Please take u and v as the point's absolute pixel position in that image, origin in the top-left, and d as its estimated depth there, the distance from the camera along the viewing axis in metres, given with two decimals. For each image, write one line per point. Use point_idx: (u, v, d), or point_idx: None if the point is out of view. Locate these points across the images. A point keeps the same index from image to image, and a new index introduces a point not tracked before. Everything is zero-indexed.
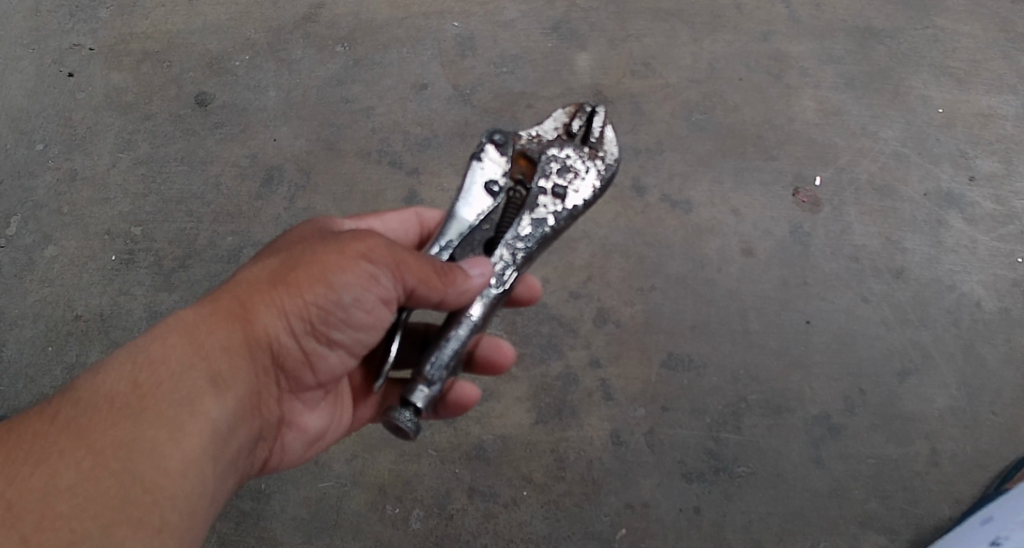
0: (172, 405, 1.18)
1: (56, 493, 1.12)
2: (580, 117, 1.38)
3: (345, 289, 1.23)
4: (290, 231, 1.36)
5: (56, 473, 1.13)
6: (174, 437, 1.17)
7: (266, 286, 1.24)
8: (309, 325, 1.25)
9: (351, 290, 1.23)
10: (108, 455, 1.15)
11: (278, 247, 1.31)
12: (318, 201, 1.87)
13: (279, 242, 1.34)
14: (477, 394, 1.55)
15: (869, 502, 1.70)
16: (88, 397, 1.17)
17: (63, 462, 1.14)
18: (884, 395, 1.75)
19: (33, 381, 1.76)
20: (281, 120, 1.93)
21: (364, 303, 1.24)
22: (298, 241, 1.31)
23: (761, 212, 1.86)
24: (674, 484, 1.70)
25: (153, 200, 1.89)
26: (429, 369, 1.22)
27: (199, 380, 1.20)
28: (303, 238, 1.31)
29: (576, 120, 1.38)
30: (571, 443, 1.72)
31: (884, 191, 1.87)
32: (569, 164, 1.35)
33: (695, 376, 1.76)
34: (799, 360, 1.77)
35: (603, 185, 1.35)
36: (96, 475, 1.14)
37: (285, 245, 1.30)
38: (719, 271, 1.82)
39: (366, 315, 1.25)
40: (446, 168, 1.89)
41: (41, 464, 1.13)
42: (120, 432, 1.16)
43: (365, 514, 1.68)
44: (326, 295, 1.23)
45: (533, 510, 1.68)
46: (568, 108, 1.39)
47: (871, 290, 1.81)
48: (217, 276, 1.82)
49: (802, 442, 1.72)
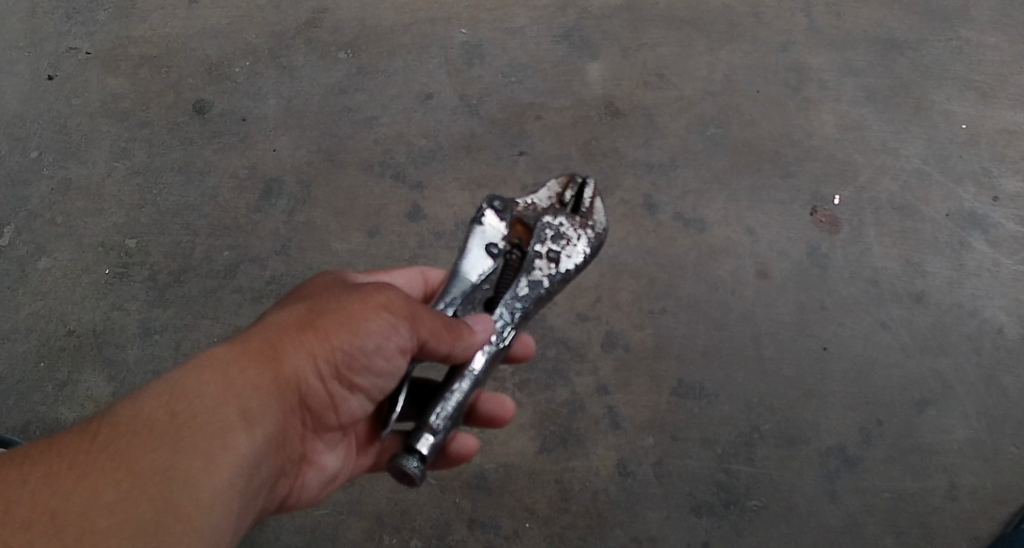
0: (206, 437, 1.03)
1: (91, 512, 0.98)
2: (571, 187, 1.24)
3: (368, 336, 1.10)
4: (314, 283, 1.25)
5: (95, 490, 0.99)
6: (202, 471, 1.02)
7: (298, 322, 1.11)
8: (335, 369, 1.11)
9: (373, 337, 1.10)
10: (135, 485, 1.00)
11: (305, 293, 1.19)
12: (318, 215, 1.75)
13: (304, 291, 1.22)
14: (476, 448, 1.43)
15: (884, 539, 1.57)
16: (121, 418, 1.02)
17: (87, 487, 0.99)
18: (902, 425, 1.62)
19: (24, 396, 1.64)
20: (281, 130, 1.81)
21: (384, 352, 1.11)
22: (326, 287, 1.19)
23: (777, 231, 1.73)
24: (682, 517, 1.57)
25: (148, 212, 1.76)
26: (433, 418, 1.10)
27: (231, 409, 1.05)
28: (334, 285, 1.19)
29: (568, 190, 1.25)
30: (576, 473, 1.59)
31: (905, 211, 1.74)
32: (562, 234, 1.21)
33: (706, 404, 1.63)
34: (815, 389, 1.63)
35: (595, 252, 1.22)
36: (132, 500, 0.99)
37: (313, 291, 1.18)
38: (733, 294, 1.69)
39: (388, 361, 1.12)
40: (451, 182, 1.77)
41: (66, 487, 0.98)
42: (154, 460, 1.01)
43: (363, 544, 1.56)
44: (351, 340, 1.10)
45: (535, 543, 1.56)
46: (560, 178, 1.26)
47: (891, 315, 1.68)
48: (213, 292, 1.70)
49: (815, 475, 1.59)
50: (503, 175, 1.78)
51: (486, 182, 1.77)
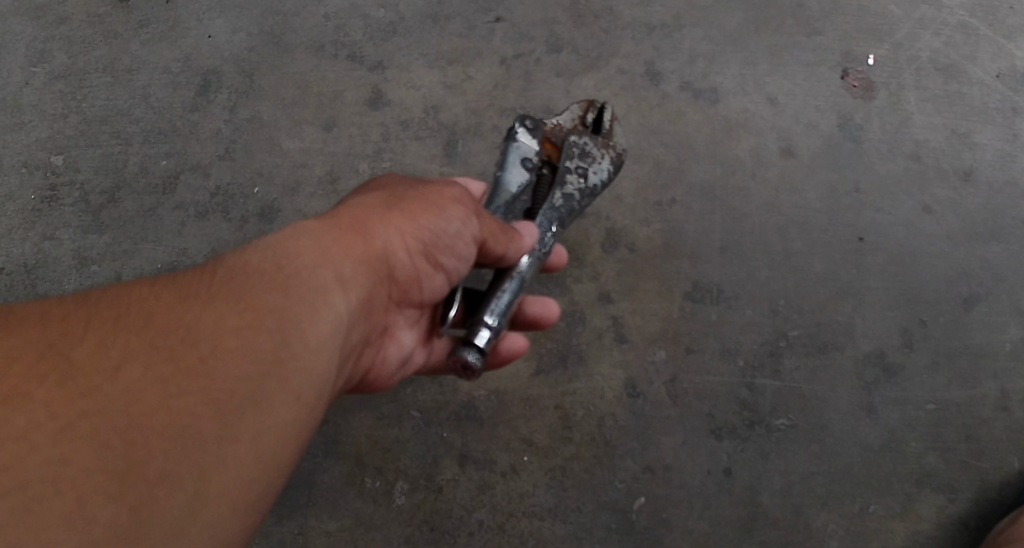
0: (288, 305, 0.99)
1: (136, 380, 0.91)
2: (592, 111, 1.25)
3: (443, 224, 1.10)
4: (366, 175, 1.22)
5: (136, 363, 0.91)
6: (303, 325, 0.98)
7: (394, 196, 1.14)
8: (420, 250, 1.10)
9: (450, 224, 1.10)
10: (244, 328, 0.95)
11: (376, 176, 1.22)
12: (264, 108, 1.50)
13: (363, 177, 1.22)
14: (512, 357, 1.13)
15: (927, 457, 1.37)
16: (207, 278, 0.98)
17: (168, 339, 0.93)
18: (947, 326, 1.40)
19: None
20: (215, 11, 1.54)
21: (459, 242, 1.11)
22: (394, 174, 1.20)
23: (803, 99, 1.46)
24: (701, 442, 1.37)
25: (73, 120, 1.51)
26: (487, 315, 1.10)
27: (330, 269, 1.03)
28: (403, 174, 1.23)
29: (589, 114, 1.25)
30: (579, 396, 1.39)
31: (949, 72, 1.47)
32: (589, 154, 1.22)
33: (726, 309, 1.41)
34: (850, 287, 1.41)
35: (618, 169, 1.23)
36: (190, 370, 0.92)
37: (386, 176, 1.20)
38: (754, 177, 1.44)
39: (464, 245, 1.11)
40: (416, 59, 1.51)
41: (123, 347, 0.92)
42: (225, 322, 0.95)
43: (340, 489, 1.36)
44: (432, 225, 1.10)
45: (536, 479, 1.37)
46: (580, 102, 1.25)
47: (936, 197, 1.43)
48: (151, 211, 1.48)
49: (851, 387, 1.39)
50: (475, 47, 1.50)
51: (456, 58, 1.51)
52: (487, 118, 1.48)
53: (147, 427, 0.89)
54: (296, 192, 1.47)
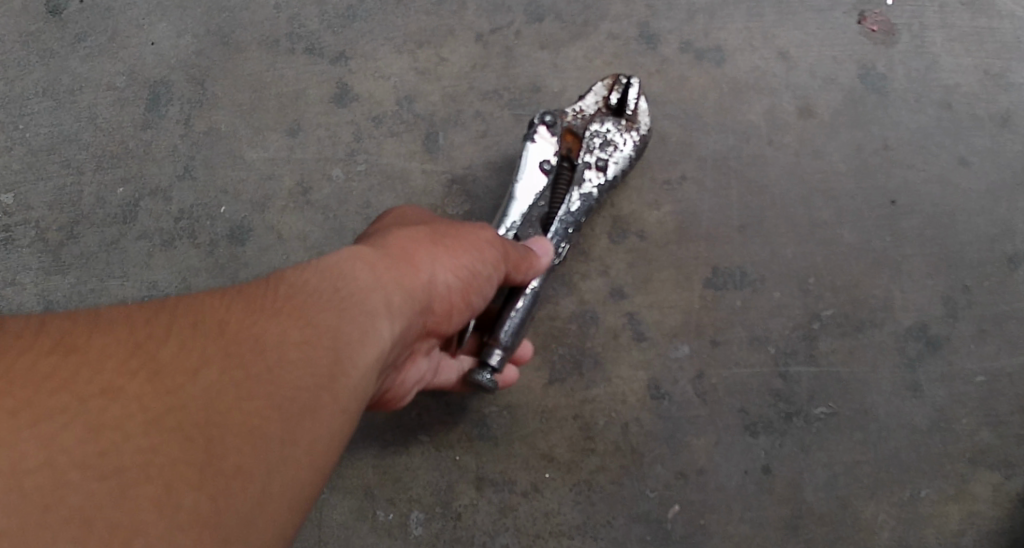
0: (332, 334, 0.84)
1: (160, 395, 0.75)
2: (618, 88, 1.20)
3: (478, 257, 0.98)
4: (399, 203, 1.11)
5: (163, 376, 0.76)
6: (354, 348, 0.84)
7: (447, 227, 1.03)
8: (460, 283, 0.97)
9: (484, 260, 0.99)
10: (299, 346, 0.81)
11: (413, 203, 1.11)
12: (220, 118, 1.36)
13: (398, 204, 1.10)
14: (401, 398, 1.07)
15: (981, 433, 1.21)
16: (240, 297, 0.83)
17: (196, 358, 0.78)
18: (994, 290, 1.24)
19: None
20: (157, 13, 1.40)
21: (489, 277, 1.00)
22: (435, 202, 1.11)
23: (819, 50, 1.31)
24: (735, 440, 1.22)
25: (17, 152, 1.37)
26: (502, 333, 1.09)
27: (380, 294, 0.89)
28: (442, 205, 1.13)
29: (614, 91, 1.20)
30: (598, 405, 1.22)
31: (977, 6, 1.31)
32: (611, 139, 1.19)
33: (753, 293, 1.24)
34: (890, 258, 1.25)
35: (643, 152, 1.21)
36: (220, 396, 0.77)
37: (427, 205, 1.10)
38: (771, 143, 1.28)
39: (490, 283, 1.01)
40: (381, 45, 1.36)
41: (143, 364, 0.76)
42: (259, 341, 0.80)
43: (352, 525, 1.21)
44: (471, 259, 0.98)
45: (560, 496, 1.21)
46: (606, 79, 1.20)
47: (971, 147, 1.27)
48: (114, 243, 1.33)
49: (893, 366, 1.23)
50: (447, 25, 1.36)
51: (426, 39, 1.36)
52: (467, 104, 1.33)
53: (195, 448, 0.74)
54: (266, 207, 1.33)
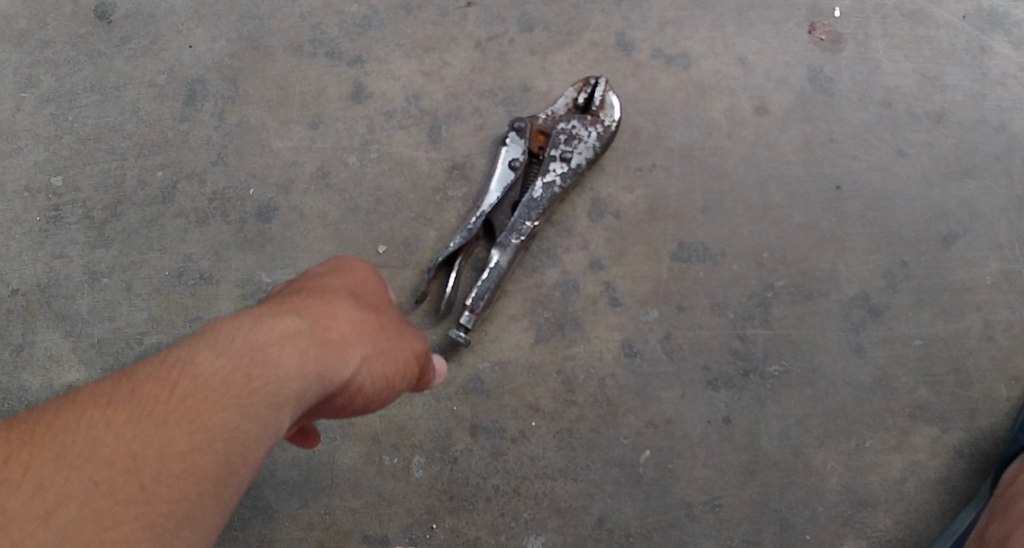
0: (250, 426, 0.95)
1: (96, 475, 0.90)
2: (585, 90, 1.56)
3: (385, 367, 1.07)
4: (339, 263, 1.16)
5: (101, 460, 0.90)
6: (250, 445, 0.95)
7: (354, 309, 1.07)
8: (376, 384, 1.07)
9: (393, 373, 1.09)
10: (230, 433, 0.94)
11: (351, 268, 1.15)
12: (250, 112, 1.64)
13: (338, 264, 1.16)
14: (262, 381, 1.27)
15: (919, 390, 1.53)
16: (177, 381, 0.94)
17: (133, 445, 0.91)
18: (929, 265, 1.55)
19: None
20: (193, 21, 1.67)
21: (392, 385, 1.09)
22: (368, 276, 1.15)
23: (772, 57, 1.62)
24: (700, 393, 1.52)
25: (67, 140, 1.64)
26: (473, 300, 1.50)
27: (297, 384, 0.98)
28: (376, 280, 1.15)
29: (582, 93, 1.57)
30: (578, 360, 1.53)
31: (916, 18, 1.64)
32: (574, 134, 1.54)
33: (713, 265, 1.55)
34: (833, 234, 1.56)
35: (602, 144, 1.54)
36: (145, 479, 0.91)
37: (365, 279, 1.14)
38: (730, 137, 1.59)
39: (396, 387, 1.11)
40: (394, 51, 1.65)
41: (89, 443, 0.91)
42: (186, 434, 0.92)
43: (360, 468, 1.51)
44: (403, 353, 1.10)
45: (545, 442, 1.51)
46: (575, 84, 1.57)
47: (909, 140, 1.59)
48: (153, 221, 1.61)
49: (837, 329, 1.54)
50: (450, 32, 1.65)
51: (433, 45, 1.65)
52: (466, 101, 1.63)
53: (104, 526, 0.89)
54: (289, 189, 1.61)
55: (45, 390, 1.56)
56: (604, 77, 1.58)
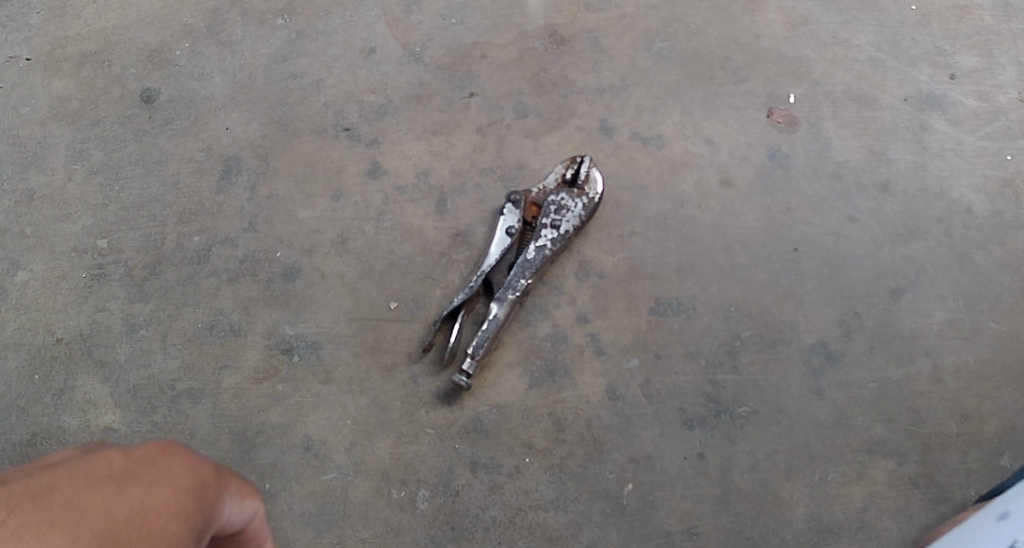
0: None
1: None
2: (572, 167, 1.77)
3: None
4: (164, 451, 1.12)
5: None
6: None
7: (101, 534, 1.04)
8: None
9: None
10: None
11: (175, 460, 1.12)
12: (280, 186, 1.83)
13: (159, 455, 1.12)
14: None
15: (875, 427, 1.66)
16: None
17: None
18: (879, 316, 1.71)
19: (26, 411, 1.73)
20: (230, 107, 1.89)
21: None
22: (186, 474, 1.11)
23: (736, 139, 1.81)
24: (676, 432, 1.67)
25: (114, 209, 1.85)
26: (473, 347, 1.67)
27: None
28: (199, 475, 1.12)
29: (570, 170, 1.77)
30: (568, 404, 1.69)
31: (862, 101, 1.84)
32: (563, 205, 1.74)
33: (686, 318, 1.71)
34: (792, 289, 1.72)
35: (587, 214, 1.73)
36: None
37: (177, 477, 1.11)
38: (700, 208, 1.77)
39: None
40: (407, 134, 1.85)
41: None
42: None
43: (372, 500, 1.66)
44: None
45: (538, 476, 1.66)
46: (564, 161, 1.78)
47: (858, 208, 1.77)
48: (189, 279, 1.79)
49: (800, 374, 1.69)
50: (456, 119, 1.85)
51: (441, 130, 1.85)
52: (469, 178, 1.81)
53: None
54: (313, 253, 1.79)
55: (82, 429, 1.72)
56: (589, 155, 1.79)
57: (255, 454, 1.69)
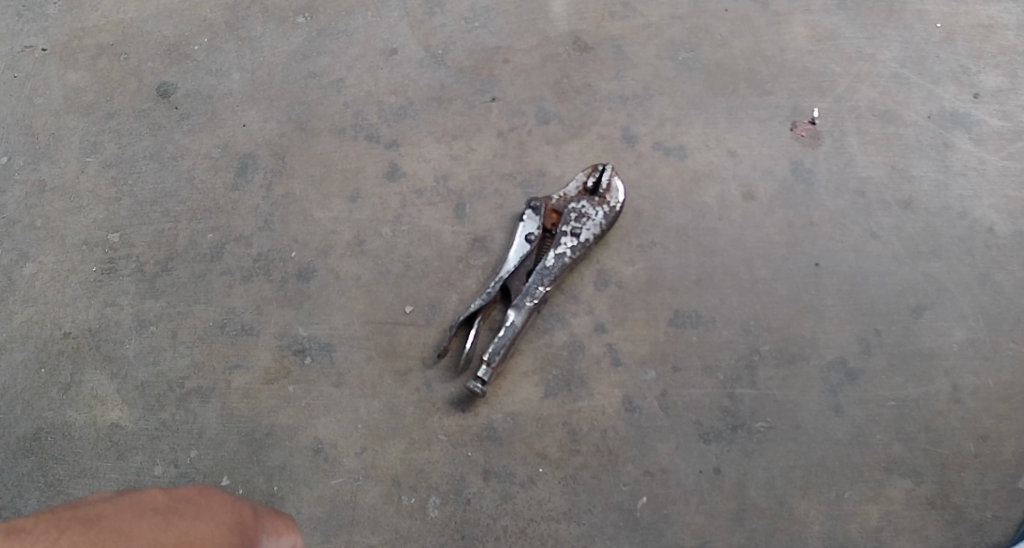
0: None
1: None
2: (594, 175, 1.72)
3: None
4: (203, 493, 1.11)
5: None
6: None
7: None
8: None
9: None
10: None
11: (215, 500, 1.10)
12: (295, 187, 1.79)
13: (198, 496, 1.10)
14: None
15: (893, 446, 1.61)
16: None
17: None
18: (900, 333, 1.66)
19: (32, 404, 1.70)
20: (248, 104, 1.86)
21: None
22: (223, 508, 1.09)
23: (759, 151, 1.77)
24: (691, 446, 1.62)
25: (127, 203, 1.81)
26: (489, 354, 1.63)
27: None
28: (239, 515, 1.09)
29: (591, 177, 1.73)
30: (583, 414, 1.64)
31: (887, 117, 1.79)
32: (583, 213, 1.69)
33: (705, 331, 1.67)
34: (812, 305, 1.68)
35: (608, 223, 1.69)
36: None
37: (218, 512, 1.08)
38: (721, 219, 1.73)
39: None
40: (425, 136, 1.81)
41: None
42: None
43: (380, 506, 1.62)
44: None
45: (550, 487, 1.61)
46: (585, 169, 1.73)
47: (880, 225, 1.72)
48: (201, 276, 1.75)
49: (819, 391, 1.64)
50: (476, 124, 1.81)
51: (461, 133, 1.80)
52: (489, 183, 1.77)
53: None
54: (328, 254, 1.75)
55: (89, 425, 1.68)
56: (611, 164, 1.74)
57: (263, 455, 1.65)
